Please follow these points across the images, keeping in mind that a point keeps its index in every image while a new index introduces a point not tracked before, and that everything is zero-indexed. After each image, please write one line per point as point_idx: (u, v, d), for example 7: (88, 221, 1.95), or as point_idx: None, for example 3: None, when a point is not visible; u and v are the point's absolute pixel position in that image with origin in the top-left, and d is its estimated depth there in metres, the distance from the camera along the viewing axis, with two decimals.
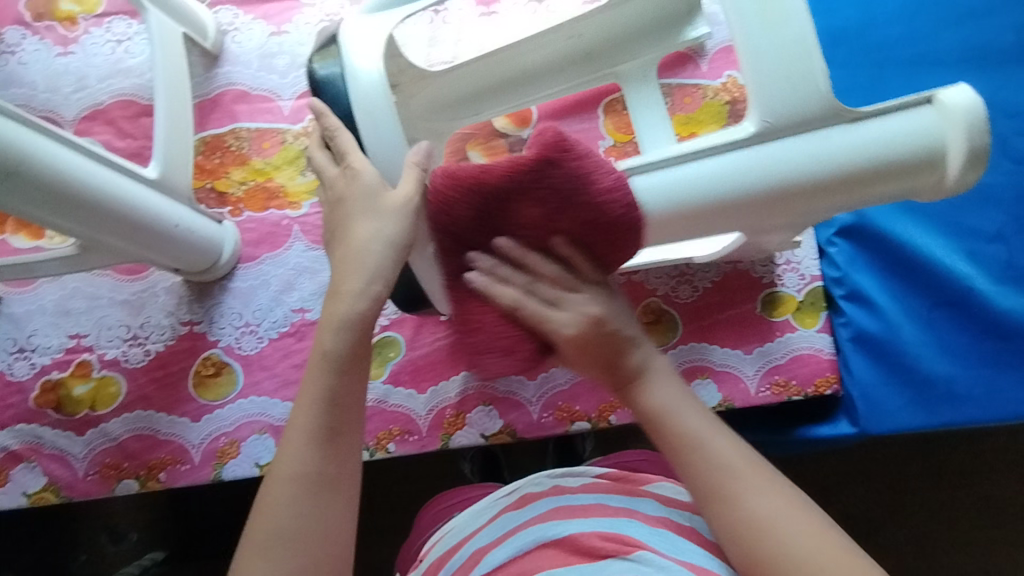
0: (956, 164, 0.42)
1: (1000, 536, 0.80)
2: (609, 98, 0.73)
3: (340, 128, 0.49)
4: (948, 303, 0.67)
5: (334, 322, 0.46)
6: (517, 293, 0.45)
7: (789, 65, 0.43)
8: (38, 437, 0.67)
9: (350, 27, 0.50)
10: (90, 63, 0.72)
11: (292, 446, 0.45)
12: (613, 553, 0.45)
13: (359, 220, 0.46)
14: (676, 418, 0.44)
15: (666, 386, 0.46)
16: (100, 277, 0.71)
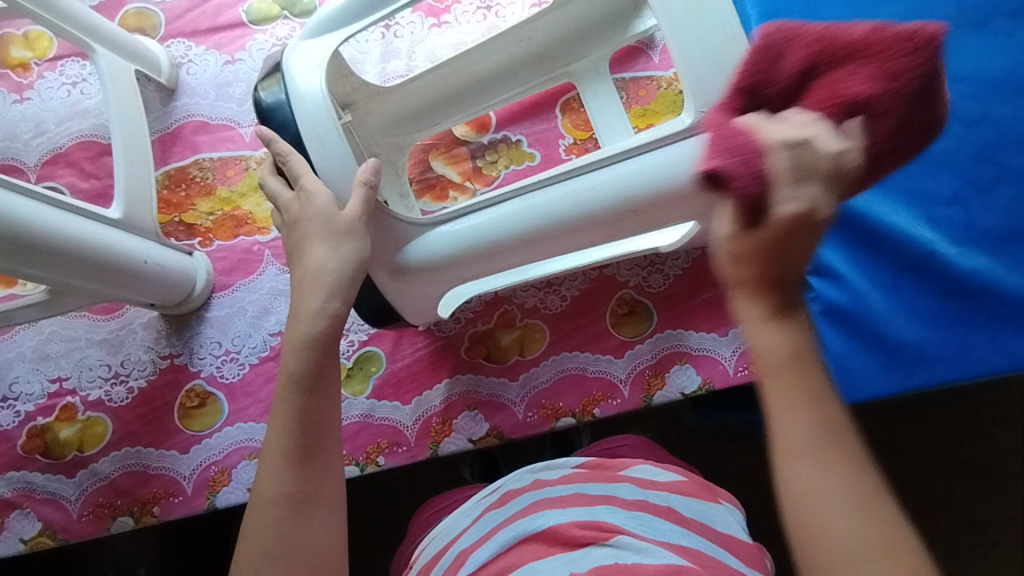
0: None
1: (974, 489, 0.84)
2: (566, 97, 0.74)
3: (291, 153, 0.50)
4: (913, 269, 0.68)
5: (296, 344, 0.51)
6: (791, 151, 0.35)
7: (718, 52, 0.46)
8: (29, 483, 0.67)
9: (293, 56, 0.52)
10: (47, 108, 0.73)
11: (270, 471, 0.50)
12: (591, 540, 0.48)
13: (316, 243, 0.51)
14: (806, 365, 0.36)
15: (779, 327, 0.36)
16: (76, 319, 0.71)
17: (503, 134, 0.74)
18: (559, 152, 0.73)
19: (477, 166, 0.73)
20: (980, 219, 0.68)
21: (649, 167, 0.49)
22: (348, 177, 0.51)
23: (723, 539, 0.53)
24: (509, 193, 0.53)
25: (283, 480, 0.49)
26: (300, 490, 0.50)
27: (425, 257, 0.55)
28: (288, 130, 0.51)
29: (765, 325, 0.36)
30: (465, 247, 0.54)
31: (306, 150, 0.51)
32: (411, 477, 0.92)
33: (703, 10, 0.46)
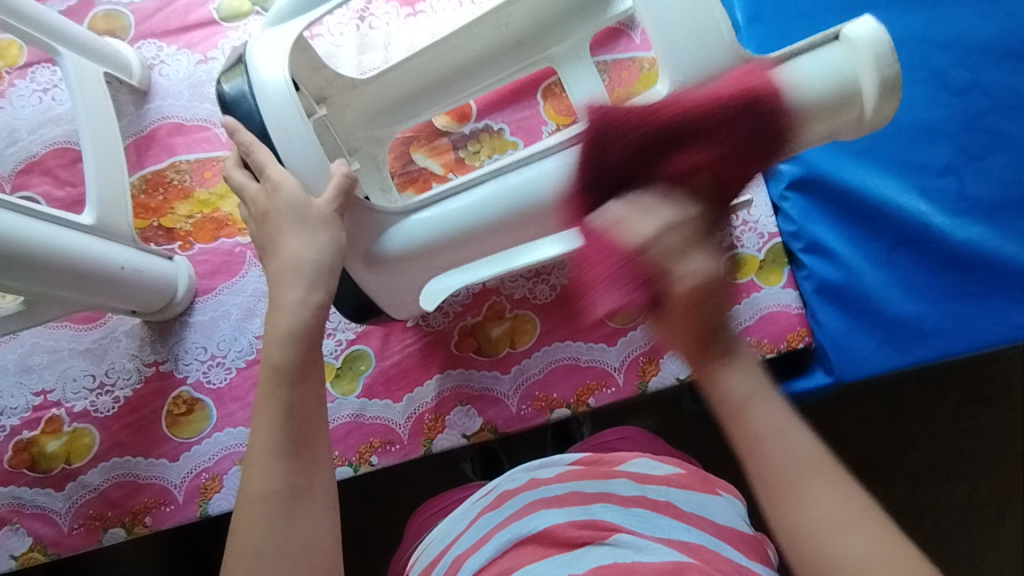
0: (872, 96, 0.44)
1: (979, 466, 0.82)
2: (547, 83, 0.72)
3: (254, 142, 0.49)
4: (908, 242, 0.67)
5: (281, 336, 0.49)
6: (653, 227, 0.40)
7: (693, 25, 0.44)
8: (18, 498, 0.66)
9: (256, 47, 0.50)
10: (19, 116, 0.71)
11: (259, 467, 0.48)
12: (590, 540, 0.48)
13: (289, 236, 0.49)
14: (763, 407, 0.40)
15: (746, 374, 0.41)
16: (58, 329, 0.70)
17: (484, 123, 0.73)
18: (542, 138, 0.71)
19: (460, 156, 0.72)
20: (974, 188, 0.67)
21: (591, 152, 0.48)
22: (317, 166, 0.49)
23: (724, 532, 0.52)
24: (482, 176, 0.52)
25: (275, 475, 0.48)
26: (292, 483, 0.48)
27: (400, 247, 0.53)
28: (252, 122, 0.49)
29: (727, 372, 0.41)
30: (447, 232, 0.52)
31: (272, 141, 0.49)
32: (410, 476, 0.91)
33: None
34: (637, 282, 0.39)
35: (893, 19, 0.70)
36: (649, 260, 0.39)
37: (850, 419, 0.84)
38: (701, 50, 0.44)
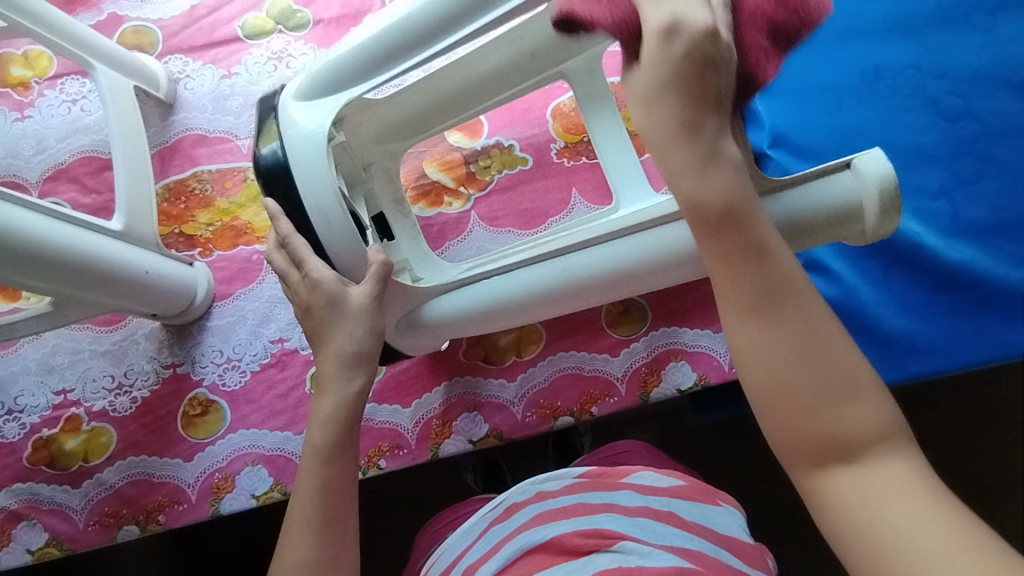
0: (872, 215, 0.46)
1: (973, 482, 0.84)
2: (557, 102, 0.76)
3: (293, 234, 0.53)
4: (901, 262, 0.69)
5: (322, 419, 0.53)
6: None
7: None
8: (36, 494, 0.68)
9: (290, 113, 0.53)
10: (48, 125, 0.74)
11: (292, 539, 0.50)
12: (596, 548, 0.50)
13: (333, 334, 0.53)
14: (754, 215, 0.39)
15: (722, 172, 0.39)
16: (79, 331, 0.72)
17: (496, 139, 0.75)
18: (551, 155, 0.74)
19: (471, 171, 0.75)
20: (966, 211, 0.69)
21: (534, 277, 0.56)
22: (353, 252, 0.53)
23: (726, 542, 0.54)
24: (529, 259, 0.56)
25: (303, 547, 0.50)
26: (320, 559, 0.50)
27: (436, 315, 0.59)
28: (287, 205, 0.52)
29: (694, 175, 0.39)
30: (486, 306, 0.57)
31: (311, 223, 0.52)
32: (413, 483, 0.93)
33: None
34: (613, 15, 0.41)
35: (888, 47, 0.73)
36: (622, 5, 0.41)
37: None
38: None
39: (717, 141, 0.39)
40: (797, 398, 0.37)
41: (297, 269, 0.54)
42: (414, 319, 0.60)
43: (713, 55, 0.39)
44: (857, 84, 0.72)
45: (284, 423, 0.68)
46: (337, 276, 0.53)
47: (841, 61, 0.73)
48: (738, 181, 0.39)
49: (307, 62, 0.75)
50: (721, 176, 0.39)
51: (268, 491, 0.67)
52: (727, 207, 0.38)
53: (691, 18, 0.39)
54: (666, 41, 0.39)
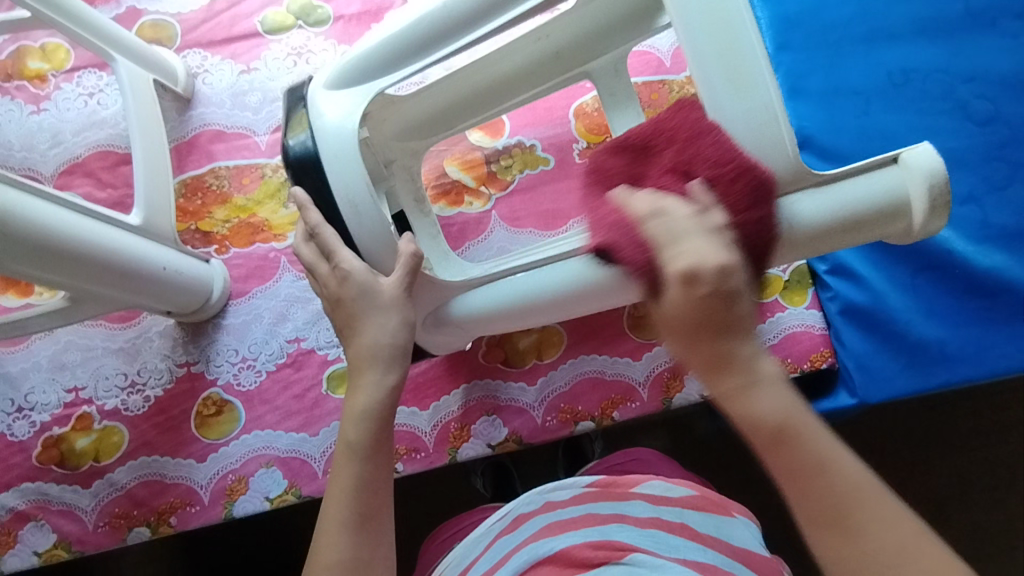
0: (919, 211, 0.46)
1: (1004, 495, 0.81)
2: (579, 102, 0.74)
3: (322, 225, 0.51)
4: (930, 267, 0.68)
5: (358, 414, 0.51)
6: (650, 208, 0.40)
7: (762, 133, 0.45)
8: (45, 494, 0.67)
9: (320, 104, 0.52)
10: (64, 118, 0.73)
11: (329, 538, 0.48)
12: (606, 560, 0.47)
13: (364, 324, 0.52)
14: (807, 431, 0.37)
15: (769, 392, 0.37)
16: (92, 328, 0.71)
17: (517, 139, 0.74)
18: (573, 156, 0.73)
19: (492, 171, 0.73)
20: (996, 217, 0.68)
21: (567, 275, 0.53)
22: (385, 243, 0.52)
23: (742, 554, 0.53)
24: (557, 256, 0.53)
25: (340, 546, 0.48)
26: (357, 558, 0.48)
27: (466, 313, 0.57)
28: (316, 194, 0.52)
29: (744, 396, 0.37)
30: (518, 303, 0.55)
31: (340, 214, 0.51)
32: (424, 488, 0.91)
33: (742, 80, 0.45)
34: (634, 249, 0.40)
35: (917, 51, 0.71)
36: (644, 236, 0.39)
37: (872, 442, 0.82)
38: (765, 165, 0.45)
39: (743, 355, 0.37)
40: None
41: (327, 261, 0.53)
42: (440, 316, 0.58)
43: (735, 289, 0.37)
44: (883, 88, 0.71)
45: (299, 425, 0.67)
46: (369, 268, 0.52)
47: (868, 65, 0.72)
48: (785, 397, 0.38)
49: (327, 58, 0.74)
50: (751, 397, 0.37)
51: (282, 493, 0.66)
52: (778, 428, 0.37)
53: (733, 262, 0.37)
54: (688, 292, 0.37)
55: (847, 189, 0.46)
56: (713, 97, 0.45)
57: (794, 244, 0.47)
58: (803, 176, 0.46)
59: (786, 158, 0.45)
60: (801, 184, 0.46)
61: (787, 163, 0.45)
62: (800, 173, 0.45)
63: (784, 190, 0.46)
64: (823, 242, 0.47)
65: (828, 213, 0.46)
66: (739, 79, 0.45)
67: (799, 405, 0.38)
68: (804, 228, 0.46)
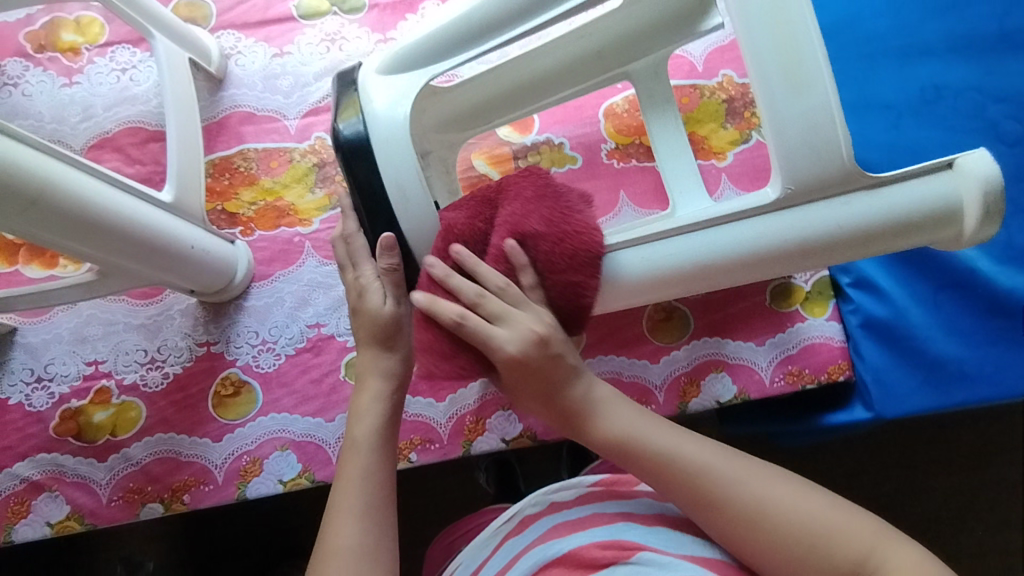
0: (973, 218, 0.47)
1: (1008, 516, 0.81)
2: (609, 102, 0.75)
3: (356, 233, 0.56)
4: (953, 285, 0.68)
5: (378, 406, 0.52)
6: (461, 309, 0.50)
7: (816, 136, 0.46)
8: (60, 465, 0.67)
9: (371, 88, 0.53)
10: (96, 93, 0.73)
11: (337, 523, 0.48)
12: (614, 560, 0.48)
13: (367, 342, 0.55)
14: (648, 440, 0.49)
15: (616, 414, 0.50)
16: (115, 302, 0.71)
17: (546, 136, 0.74)
18: (601, 156, 0.73)
19: (519, 166, 0.74)
20: (1020, 238, 0.68)
21: (665, 254, 0.51)
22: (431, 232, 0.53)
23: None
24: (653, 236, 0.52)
25: (350, 530, 0.47)
26: (364, 543, 0.47)
27: None
28: (367, 182, 0.52)
29: (600, 422, 0.50)
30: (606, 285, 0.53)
31: (389, 202, 0.52)
32: (429, 481, 0.91)
33: (800, 82, 0.45)
34: (461, 348, 0.52)
35: (950, 68, 0.72)
36: (469, 333, 0.50)
37: (881, 456, 0.82)
38: (819, 167, 0.46)
39: (579, 396, 0.51)
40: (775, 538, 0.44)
41: (353, 267, 0.57)
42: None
43: (557, 353, 0.50)
44: (915, 103, 0.71)
45: (316, 409, 0.67)
46: (381, 289, 0.55)
47: (901, 80, 0.72)
48: (626, 417, 0.50)
49: (361, 46, 0.74)
50: (603, 425, 0.50)
51: (296, 477, 0.66)
52: (624, 443, 0.49)
53: (546, 334, 0.50)
54: (542, 350, 0.50)
55: (903, 192, 0.47)
56: (770, 100, 0.46)
57: (658, 282, 0.52)
58: (855, 178, 0.47)
59: (840, 159, 0.46)
60: (853, 185, 0.47)
61: (840, 166, 0.46)
62: (851, 175, 0.46)
63: (833, 193, 0.48)
64: (874, 244, 0.49)
65: (880, 214, 0.47)
66: (796, 80, 0.45)
67: (640, 417, 0.50)
68: (684, 265, 0.51)
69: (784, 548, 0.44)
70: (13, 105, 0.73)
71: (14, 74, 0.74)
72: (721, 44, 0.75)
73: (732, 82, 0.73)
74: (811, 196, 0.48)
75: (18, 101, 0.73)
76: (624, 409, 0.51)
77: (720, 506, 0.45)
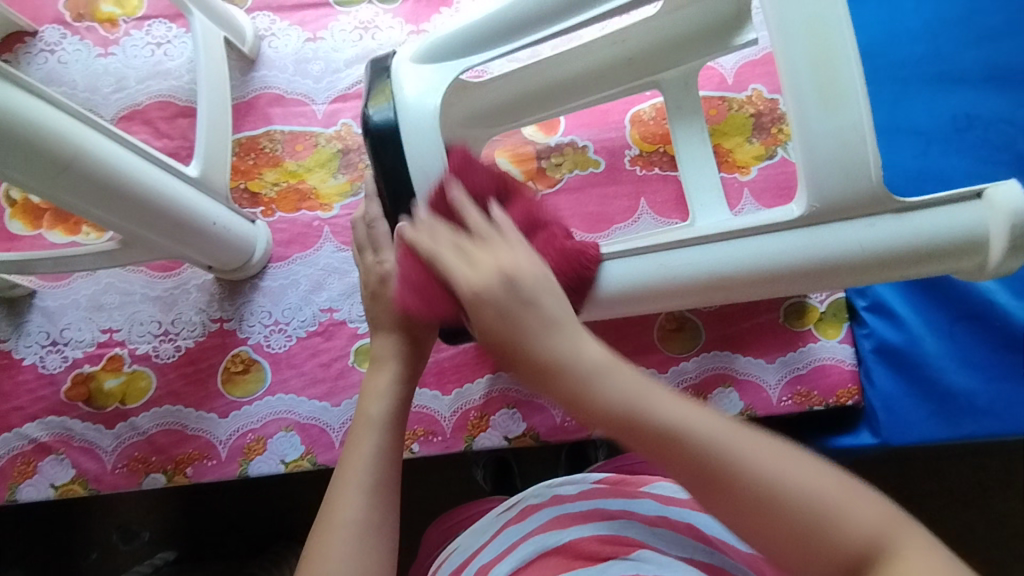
0: (999, 249, 0.47)
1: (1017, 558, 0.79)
2: (637, 109, 0.74)
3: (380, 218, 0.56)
4: (970, 316, 0.68)
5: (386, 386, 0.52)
6: (438, 241, 0.44)
7: (845, 157, 0.46)
8: (68, 429, 0.68)
9: (406, 77, 0.53)
10: (130, 65, 0.74)
11: (344, 499, 0.48)
12: (614, 555, 0.48)
13: (388, 329, 0.56)
14: (651, 410, 0.37)
15: (588, 347, 0.39)
16: (133, 273, 0.72)
17: (571, 138, 0.74)
18: (624, 162, 0.73)
19: (542, 167, 0.74)
20: None
21: (712, 257, 0.50)
22: None
23: (752, 560, 0.53)
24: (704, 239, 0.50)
25: (355, 505, 0.48)
26: (369, 520, 0.47)
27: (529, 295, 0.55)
28: (392, 164, 0.52)
29: (565, 339, 0.39)
30: (650, 287, 0.52)
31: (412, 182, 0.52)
32: (428, 474, 0.91)
33: (835, 103, 0.45)
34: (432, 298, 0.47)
35: (982, 98, 0.71)
36: (434, 267, 0.44)
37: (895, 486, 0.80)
38: (846, 185, 0.46)
39: (558, 347, 0.39)
40: (790, 526, 0.35)
41: (372, 252, 0.57)
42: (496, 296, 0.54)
43: (536, 275, 0.41)
44: (945, 131, 0.71)
45: (323, 393, 0.68)
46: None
47: (932, 106, 0.71)
48: (624, 376, 0.38)
49: (393, 36, 0.74)
50: (586, 385, 0.38)
51: (298, 459, 0.67)
52: (599, 393, 0.38)
53: (520, 270, 0.41)
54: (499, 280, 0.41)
55: (930, 220, 0.47)
56: (803, 119, 0.46)
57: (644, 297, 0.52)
58: (883, 203, 0.47)
59: (869, 181, 0.46)
60: (881, 210, 0.47)
61: (868, 188, 0.46)
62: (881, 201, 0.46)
63: (860, 215, 0.48)
64: (896, 269, 0.49)
65: (908, 239, 0.47)
66: (831, 100, 0.45)
67: (634, 374, 0.39)
68: (696, 275, 0.51)
69: (792, 534, 0.35)
70: (48, 71, 0.74)
71: (52, 41, 0.75)
72: (752, 58, 0.75)
73: (761, 96, 0.73)
74: (832, 217, 0.48)
75: (54, 68, 0.74)
76: (600, 357, 0.39)
77: (733, 486, 0.36)
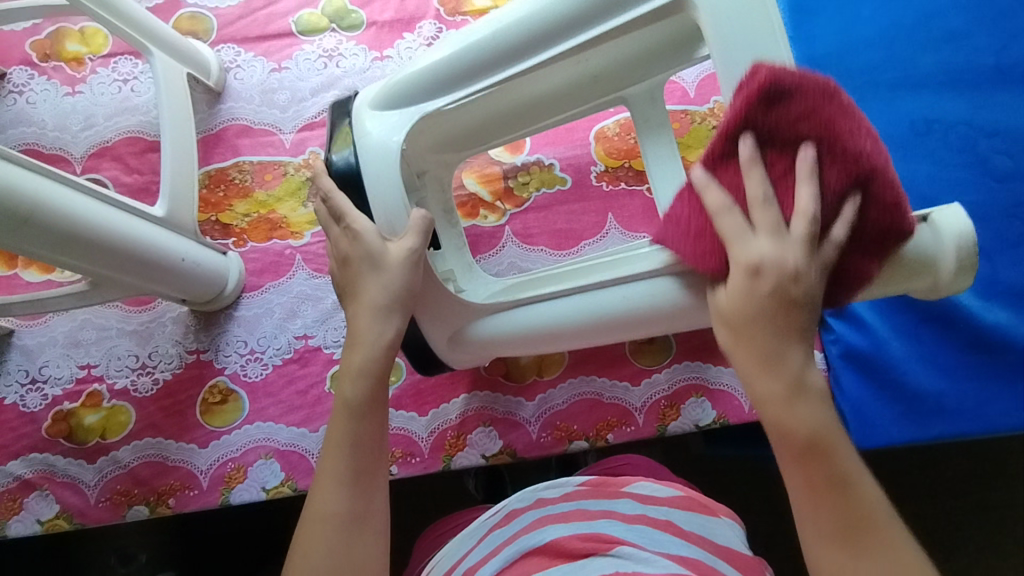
0: (951, 268, 0.48)
1: (1005, 550, 0.79)
2: (601, 125, 0.75)
3: (334, 190, 0.54)
4: (935, 318, 0.68)
5: (353, 372, 0.51)
6: None
7: None
8: (51, 465, 0.69)
9: (365, 120, 0.55)
10: (98, 102, 0.75)
11: (327, 492, 0.49)
12: (591, 551, 0.49)
13: (365, 280, 0.53)
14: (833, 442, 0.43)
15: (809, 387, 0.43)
16: (110, 309, 0.73)
17: (536, 157, 0.75)
18: (590, 178, 0.74)
19: (509, 186, 0.75)
20: (1006, 274, 0.68)
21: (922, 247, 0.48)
22: None
23: (724, 551, 0.54)
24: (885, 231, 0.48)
25: (337, 501, 0.48)
26: (354, 513, 0.48)
27: (490, 330, 0.60)
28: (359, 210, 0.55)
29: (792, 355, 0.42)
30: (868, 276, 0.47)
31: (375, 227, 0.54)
32: (416, 491, 0.92)
33: None
34: None
35: (944, 101, 0.71)
36: None
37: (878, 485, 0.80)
38: None
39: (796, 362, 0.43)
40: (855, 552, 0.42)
41: (338, 223, 0.54)
42: (461, 337, 0.61)
43: None
44: (905, 137, 0.71)
45: (300, 420, 0.68)
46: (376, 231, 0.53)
47: (892, 112, 0.72)
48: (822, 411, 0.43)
49: (357, 64, 0.75)
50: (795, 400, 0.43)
51: (278, 485, 0.68)
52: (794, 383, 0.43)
53: None
54: None
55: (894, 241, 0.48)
56: None
57: (559, 334, 0.58)
58: None
59: None
60: None
61: None
62: None
63: None
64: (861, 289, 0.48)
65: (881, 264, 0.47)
66: None
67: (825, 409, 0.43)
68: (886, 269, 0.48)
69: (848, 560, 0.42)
70: (17, 113, 0.75)
71: (20, 82, 0.76)
72: (713, 71, 0.75)
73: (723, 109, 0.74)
74: None
75: (23, 108, 0.75)
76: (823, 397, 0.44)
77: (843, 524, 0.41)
